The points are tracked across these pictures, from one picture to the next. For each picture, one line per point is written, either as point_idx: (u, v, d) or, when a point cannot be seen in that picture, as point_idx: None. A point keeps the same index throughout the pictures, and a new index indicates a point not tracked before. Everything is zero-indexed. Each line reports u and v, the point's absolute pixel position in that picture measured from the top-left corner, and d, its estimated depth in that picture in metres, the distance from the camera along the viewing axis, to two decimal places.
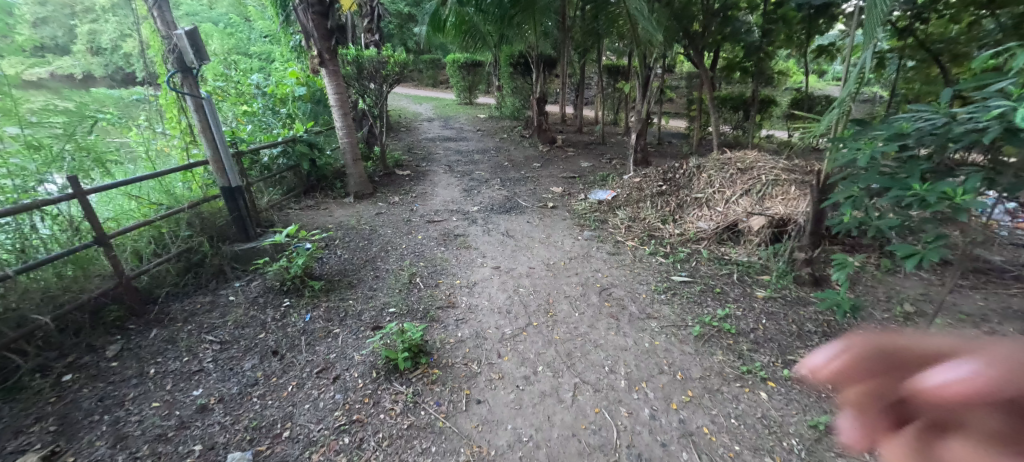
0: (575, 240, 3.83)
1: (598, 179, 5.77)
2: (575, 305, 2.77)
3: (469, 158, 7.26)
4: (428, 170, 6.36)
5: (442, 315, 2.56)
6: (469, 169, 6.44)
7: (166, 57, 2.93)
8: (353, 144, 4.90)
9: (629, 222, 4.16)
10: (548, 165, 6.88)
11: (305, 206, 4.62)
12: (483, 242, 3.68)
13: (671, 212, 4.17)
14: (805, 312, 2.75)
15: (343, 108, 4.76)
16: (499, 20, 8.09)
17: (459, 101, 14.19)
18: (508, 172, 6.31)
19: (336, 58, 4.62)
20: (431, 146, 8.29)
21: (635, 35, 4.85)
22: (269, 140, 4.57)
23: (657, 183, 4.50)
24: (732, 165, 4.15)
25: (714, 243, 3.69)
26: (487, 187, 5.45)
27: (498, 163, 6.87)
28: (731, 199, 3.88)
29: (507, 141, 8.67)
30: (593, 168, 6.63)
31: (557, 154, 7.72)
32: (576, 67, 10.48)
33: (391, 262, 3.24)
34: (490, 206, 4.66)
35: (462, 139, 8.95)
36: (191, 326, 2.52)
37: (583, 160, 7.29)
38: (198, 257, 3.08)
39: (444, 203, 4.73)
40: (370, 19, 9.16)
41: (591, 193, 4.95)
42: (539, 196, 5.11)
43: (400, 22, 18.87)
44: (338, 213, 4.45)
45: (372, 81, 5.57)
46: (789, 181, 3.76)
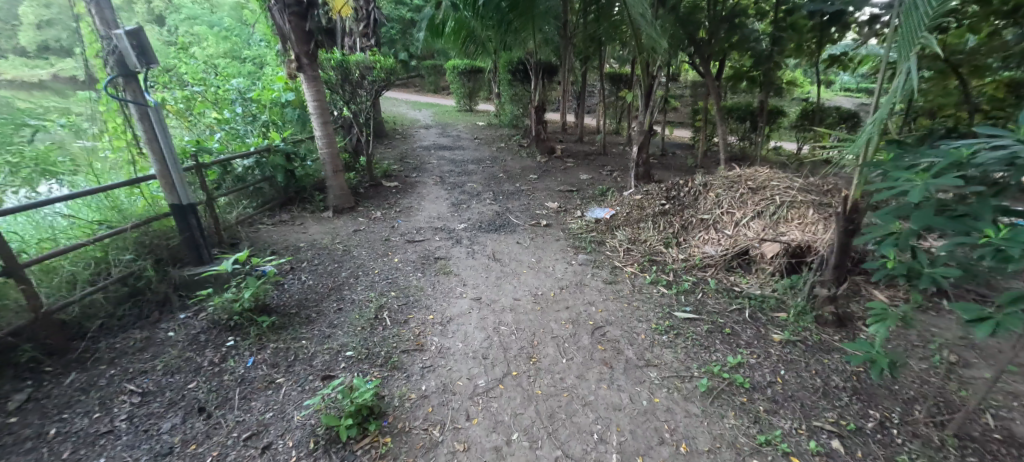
0: (568, 265, 3.46)
1: (597, 194, 5.41)
2: (562, 348, 2.41)
3: (463, 168, 6.91)
4: (417, 181, 6.02)
5: (407, 361, 2.20)
6: (461, 181, 6.10)
7: (105, 59, 2.60)
8: (333, 155, 4.56)
9: (628, 245, 3.80)
10: (546, 177, 6.54)
11: (279, 221, 4.28)
12: (465, 266, 3.33)
13: (675, 234, 3.80)
14: (830, 361, 2.37)
15: (322, 116, 4.43)
16: (497, 26, 7.80)
17: (458, 107, 13.91)
18: (502, 185, 5.96)
19: (316, 63, 4.32)
20: (425, 155, 7.97)
21: (637, 42, 4.51)
22: (241, 150, 4.25)
23: (660, 201, 4.14)
24: (742, 183, 3.79)
25: (722, 272, 3.32)
26: (478, 201, 5.10)
27: (493, 175, 6.52)
28: (741, 222, 3.52)
29: (504, 150, 8.33)
30: (592, 181, 6.27)
31: (555, 165, 7.37)
32: (578, 75, 10.17)
33: (359, 291, 2.88)
34: (478, 223, 4.30)
35: (458, 148, 8.62)
36: (115, 371, 2.17)
37: (583, 172, 6.93)
38: (142, 284, 2.75)
39: (429, 219, 4.38)
40: (365, 24, 8.90)
41: (589, 210, 4.59)
42: (533, 213, 4.75)
43: (402, 28, 18.72)
44: (313, 230, 4.11)
45: (357, 87, 5.25)
46: (806, 203, 3.41)
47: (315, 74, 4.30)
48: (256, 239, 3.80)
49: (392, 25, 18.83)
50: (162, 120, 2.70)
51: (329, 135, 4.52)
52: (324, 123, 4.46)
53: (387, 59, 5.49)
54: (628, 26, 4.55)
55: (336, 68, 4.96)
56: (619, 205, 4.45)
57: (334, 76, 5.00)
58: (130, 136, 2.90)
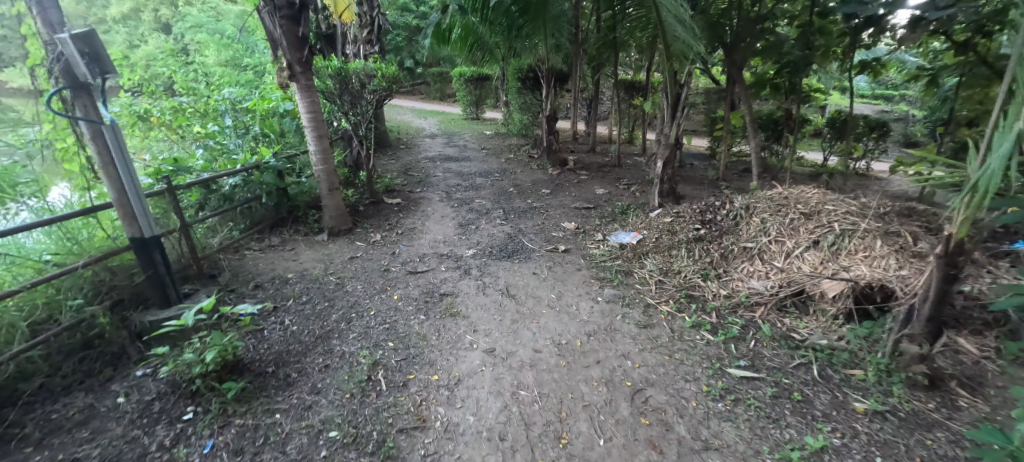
0: (593, 303, 2.99)
1: (617, 214, 4.95)
2: (598, 424, 1.94)
3: (470, 182, 6.48)
4: (422, 196, 5.61)
5: (404, 446, 1.74)
6: (468, 197, 5.67)
7: (49, 69, 2.19)
8: (329, 172, 4.15)
9: (660, 277, 3.33)
10: (559, 192, 6.11)
11: (268, 245, 3.86)
12: (475, 305, 2.88)
13: (713, 264, 3.33)
14: (937, 443, 1.88)
15: (317, 129, 4.02)
16: (506, 32, 7.40)
17: (465, 115, 13.54)
18: (513, 201, 5.53)
19: (310, 72, 3.93)
20: (430, 167, 7.56)
21: (666, 47, 4.06)
22: (227, 166, 3.86)
23: (694, 225, 3.67)
24: (791, 207, 3.32)
25: (775, 313, 2.85)
26: (488, 221, 4.67)
27: (502, 189, 6.09)
28: (794, 253, 3.05)
29: (513, 161, 7.92)
30: (609, 197, 5.82)
31: (568, 178, 6.95)
32: (589, 82, 9.76)
33: (350, 340, 2.43)
34: (489, 249, 3.86)
35: (464, 159, 8.22)
36: (39, 458, 1.73)
37: (598, 187, 6.49)
38: (96, 332, 2.33)
39: (434, 243, 3.95)
40: (368, 30, 8.56)
41: (611, 234, 4.13)
42: (548, 235, 4.31)
43: (408, 35, 18.51)
44: (305, 256, 3.69)
45: (357, 99, 4.86)
46: (871, 232, 2.94)
47: (310, 83, 3.91)
48: (240, 269, 3.39)
49: (398, 32, 18.64)
50: (120, 139, 2.29)
51: (325, 150, 4.10)
52: (318, 137, 4.04)
53: (390, 66, 5.09)
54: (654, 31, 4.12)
55: (334, 77, 4.56)
56: (645, 228, 3.98)
57: (331, 86, 4.61)
58: (84, 159, 2.47)
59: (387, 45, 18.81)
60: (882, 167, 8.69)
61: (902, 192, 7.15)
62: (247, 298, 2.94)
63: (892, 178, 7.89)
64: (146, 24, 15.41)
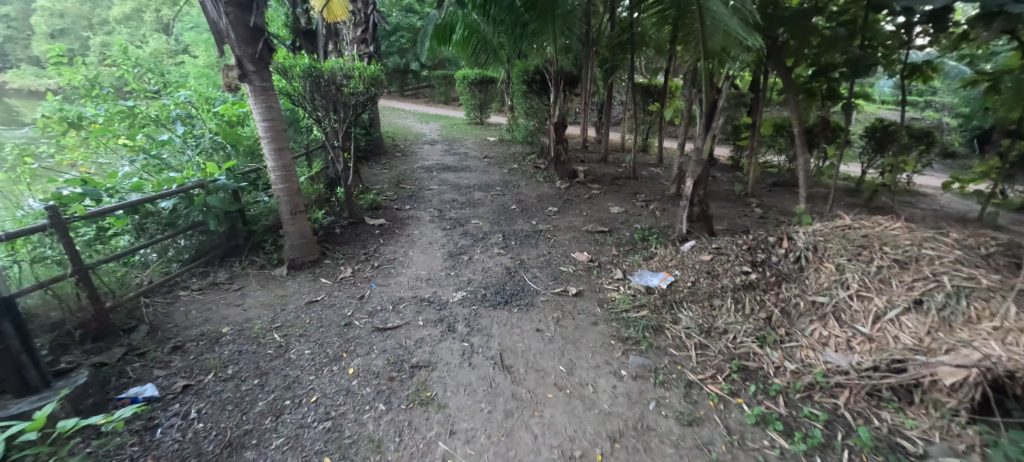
0: (616, 381, 2.23)
1: (636, 242, 4.18)
2: None
3: (467, 197, 5.75)
4: (410, 215, 4.90)
5: None
6: (463, 216, 4.94)
7: None
8: (293, 192, 3.45)
9: (702, 339, 2.55)
10: (568, 210, 5.37)
11: (212, 282, 3.15)
12: (456, 385, 2.12)
13: (771, 323, 2.57)
14: None
15: (277, 141, 3.32)
16: (510, 30, 6.66)
17: (468, 120, 12.87)
18: (515, 221, 4.79)
19: (268, 71, 3.23)
20: (425, 178, 6.84)
21: (703, 42, 3.29)
22: (161, 187, 3.15)
23: (742, 267, 2.89)
24: (876, 252, 2.55)
25: (867, 401, 2.07)
26: (483, 249, 3.92)
27: (503, 207, 5.34)
28: (888, 317, 2.29)
29: (517, 172, 7.18)
30: (625, 219, 5.05)
31: (578, 192, 6.20)
32: (601, 86, 9.03)
33: (271, 453, 1.69)
34: (482, 291, 3.11)
35: (464, 169, 7.49)
36: None
37: (612, 204, 5.73)
38: None
39: (414, 281, 3.22)
40: (363, 29, 7.87)
41: (633, 271, 3.36)
42: (555, 269, 3.56)
43: (412, 36, 17.88)
44: (252, 299, 2.97)
45: (334, 103, 4.15)
46: (998, 292, 2.16)
47: (268, 86, 3.22)
48: (164, 319, 2.68)
49: (401, 33, 18.01)
50: None
51: (287, 167, 3.41)
52: (278, 150, 3.34)
53: (372, 66, 4.38)
54: (692, 23, 3.32)
55: (303, 79, 3.85)
56: (676, 266, 3.21)
57: (301, 88, 3.91)
58: None
59: (391, 46, 18.20)
60: (927, 182, 7.82)
61: (957, 212, 6.30)
62: (154, 369, 2.22)
63: (941, 195, 7.03)
64: (148, 24, 14.91)
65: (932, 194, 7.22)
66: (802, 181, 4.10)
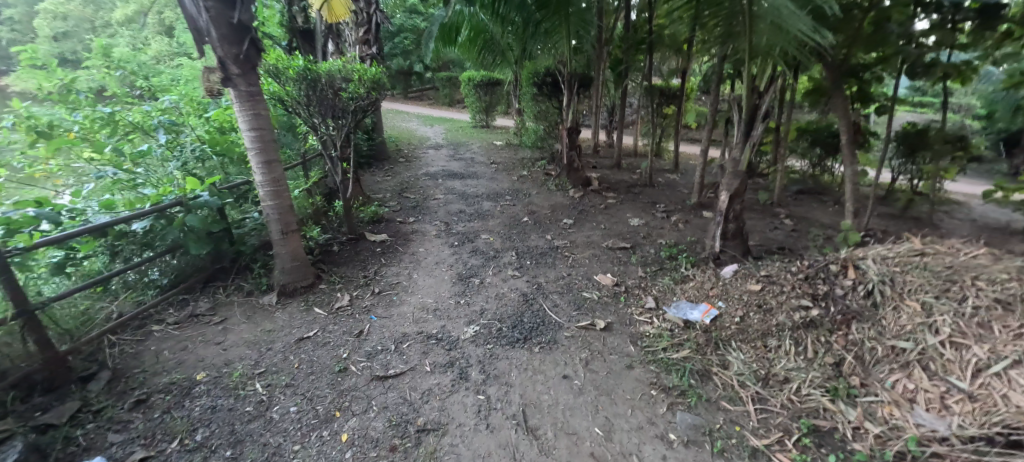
0: (664, 450, 1.83)
1: (664, 262, 3.79)
2: None
3: (475, 208, 5.36)
4: (415, 229, 4.53)
5: None
6: (471, 230, 4.56)
7: None
8: (284, 210, 3.08)
9: (760, 390, 2.14)
10: (584, 222, 4.98)
11: (190, 313, 2.78)
12: (471, 459, 1.73)
13: (842, 371, 2.16)
14: None
15: (267, 153, 2.95)
16: (519, 28, 6.26)
17: (474, 123, 12.51)
18: (528, 236, 4.41)
19: (256, 75, 2.87)
20: (430, 186, 6.47)
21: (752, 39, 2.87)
22: (133, 205, 2.77)
23: (801, 301, 2.48)
24: (972, 290, 2.11)
25: None
26: (495, 270, 3.53)
27: (515, 219, 4.97)
28: (993, 370, 1.84)
29: (527, 179, 6.80)
30: (647, 233, 4.65)
31: (593, 202, 5.81)
32: (614, 88, 8.65)
33: None
34: (497, 324, 2.72)
35: (471, 176, 7.12)
36: None
37: (631, 215, 5.33)
38: None
39: (419, 312, 2.83)
40: (365, 29, 7.71)
41: (666, 301, 2.96)
42: (577, 295, 3.17)
43: (417, 38, 17.62)
44: (235, 335, 2.60)
45: (331, 109, 3.79)
46: None
47: (255, 90, 2.86)
48: (130, 364, 2.31)
49: (405, 35, 17.78)
50: None
51: (277, 182, 3.03)
52: (267, 163, 2.97)
53: (373, 68, 4.03)
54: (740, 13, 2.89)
55: (297, 81, 3.48)
56: (717, 296, 2.81)
57: (295, 92, 3.54)
58: None
59: (395, 48, 17.96)
60: (961, 189, 7.37)
61: (1000, 222, 5.86)
62: (110, 433, 1.86)
63: (979, 204, 6.59)
64: (148, 26, 14.57)
65: (968, 202, 6.78)
66: (849, 194, 3.68)
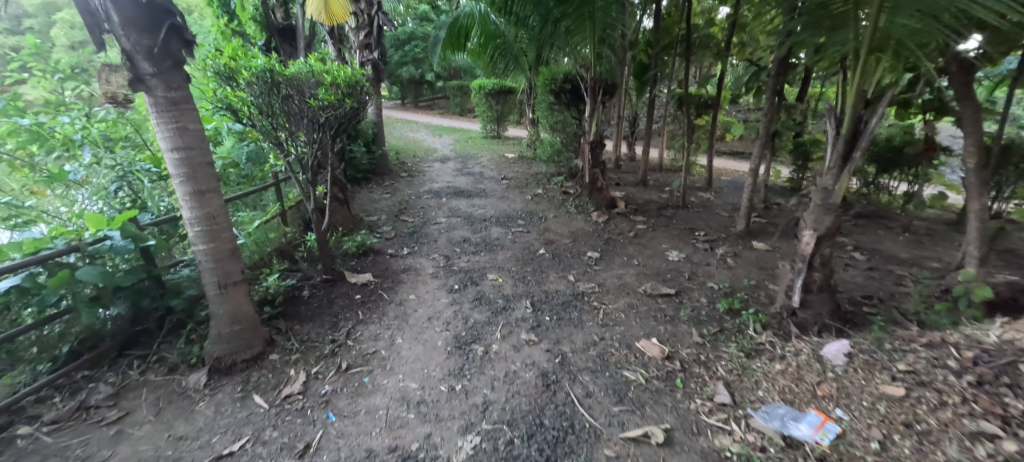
0: None
1: (724, 320, 2.91)
2: None
3: (482, 236, 4.54)
4: (407, 265, 3.73)
5: None
6: (476, 267, 3.74)
7: None
8: (222, 256, 2.29)
9: None
10: (613, 257, 4.12)
11: (79, 405, 2.00)
12: None
13: None
14: None
15: (198, 180, 2.18)
16: (533, 29, 5.51)
17: (485, 133, 11.78)
18: (546, 277, 3.56)
19: (181, 75, 2.11)
20: (433, 206, 5.70)
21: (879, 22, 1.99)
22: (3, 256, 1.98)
23: (989, 428, 1.59)
24: None
25: None
26: (504, 332, 2.69)
27: (529, 251, 4.14)
28: None
29: (542, 199, 5.98)
30: (692, 273, 3.79)
31: (620, 229, 4.95)
32: (638, 96, 7.81)
33: None
34: (506, 433, 1.88)
35: (479, 194, 6.34)
36: None
37: (667, 246, 4.47)
38: None
39: (396, 409, 2.00)
40: (366, 32, 7.24)
41: (745, 394, 2.08)
42: (615, 375, 2.31)
43: (427, 45, 16.79)
44: (127, 446, 1.80)
45: (301, 122, 3.03)
46: None
47: (177, 96, 2.09)
48: None
49: (416, 43, 16.99)
50: None
51: (213, 218, 2.25)
52: (198, 193, 2.19)
53: (352, 73, 3.31)
54: None
55: (255, 85, 2.71)
56: (827, 396, 1.96)
57: (250, 99, 2.77)
58: None
59: (405, 57, 17.24)
60: None
61: None
62: None
63: None
64: None
65: None
66: (976, 236, 2.78)
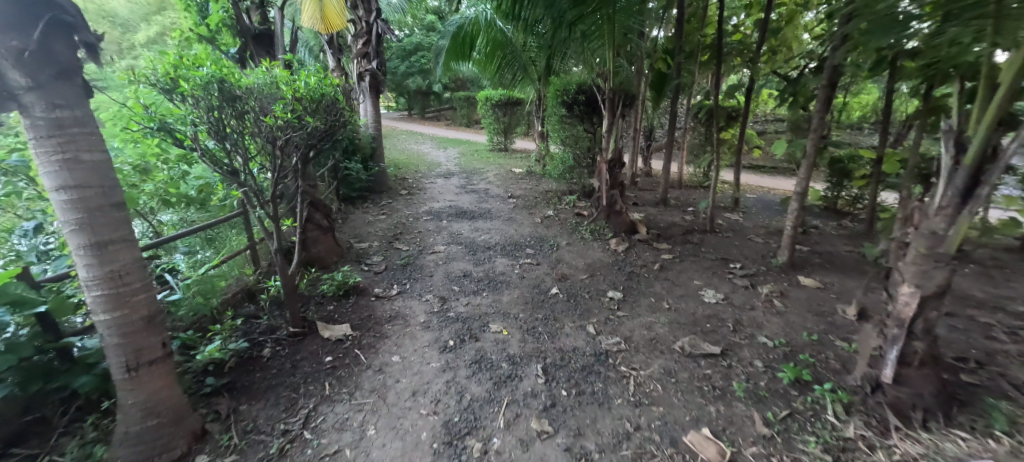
0: None
1: (790, 397, 2.28)
2: None
3: (484, 270, 3.94)
4: (394, 310, 3.14)
5: None
6: (476, 313, 3.13)
7: None
8: (136, 327, 1.72)
9: None
10: (639, 299, 3.49)
11: None
12: None
13: None
14: None
15: (98, 227, 1.61)
16: (545, 35, 4.98)
17: (491, 146, 11.24)
18: (560, 329, 2.94)
19: (72, 89, 1.56)
20: (431, 231, 5.12)
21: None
22: None
23: None
24: None
25: None
26: (509, 417, 2.08)
27: (539, 291, 3.52)
28: None
29: (553, 222, 5.38)
30: (736, 321, 3.15)
31: (643, 260, 4.32)
32: (656, 108, 7.21)
33: None
34: None
35: (483, 215, 5.77)
36: None
37: (701, 283, 3.82)
38: None
39: None
40: (364, 40, 6.73)
41: None
42: None
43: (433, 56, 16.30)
44: None
45: (262, 144, 2.47)
46: None
47: (64, 117, 1.53)
48: None
49: (422, 53, 16.38)
50: None
51: (120, 277, 1.67)
52: (99, 245, 1.62)
53: (324, 87, 2.80)
54: None
55: (201, 101, 2.16)
56: None
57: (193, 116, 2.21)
58: None
59: (412, 67, 16.63)
60: None
61: None
62: None
63: None
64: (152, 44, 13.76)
65: None
66: None
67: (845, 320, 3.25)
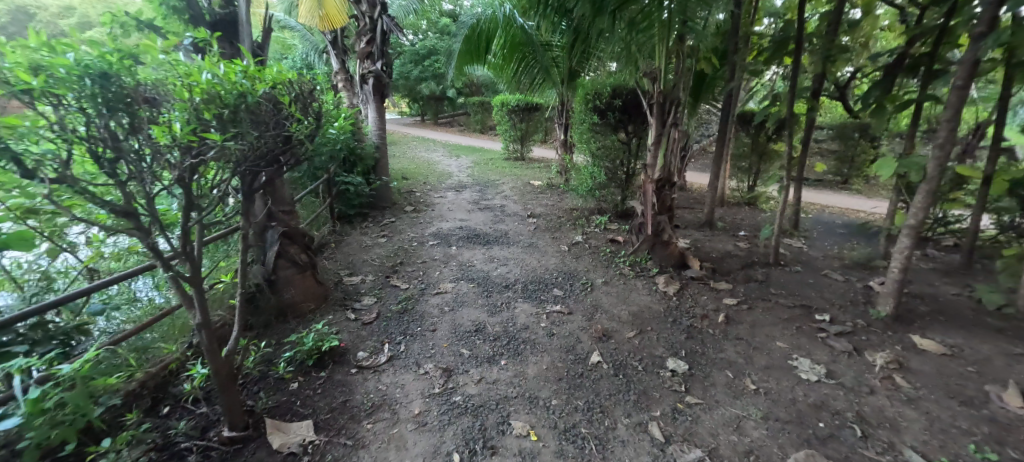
0: None
1: None
2: None
3: (502, 321, 3.08)
4: (380, 390, 2.29)
5: None
6: (492, 398, 2.27)
7: None
8: None
9: None
10: (711, 373, 2.58)
11: None
12: None
13: None
14: None
15: None
16: (577, 28, 4.13)
17: (508, 155, 10.42)
18: (611, 430, 2.06)
19: None
20: (438, 260, 4.28)
21: None
22: None
23: None
24: None
25: None
26: None
27: (575, 359, 2.65)
28: None
29: (583, 251, 4.51)
30: (860, 420, 2.22)
31: (703, 308, 3.41)
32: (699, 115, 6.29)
33: None
34: None
35: (500, 239, 4.92)
36: None
37: (787, 347, 2.89)
38: None
39: None
40: (368, 39, 5.99)
41: None
42: None
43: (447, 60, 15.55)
44: None
45: (173, 170, 1.65)
46: None
47: None
48: None
49: (435, 58, 15.65)
50: None
51: None
52: None
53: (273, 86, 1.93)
54: None
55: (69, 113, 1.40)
56: None
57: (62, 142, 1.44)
58: None
59: (424, 72, 15.94)
60: None
61: None
62: None
63: None
64: None
65: None
66: None
67: (1011, 415, 2.29)
